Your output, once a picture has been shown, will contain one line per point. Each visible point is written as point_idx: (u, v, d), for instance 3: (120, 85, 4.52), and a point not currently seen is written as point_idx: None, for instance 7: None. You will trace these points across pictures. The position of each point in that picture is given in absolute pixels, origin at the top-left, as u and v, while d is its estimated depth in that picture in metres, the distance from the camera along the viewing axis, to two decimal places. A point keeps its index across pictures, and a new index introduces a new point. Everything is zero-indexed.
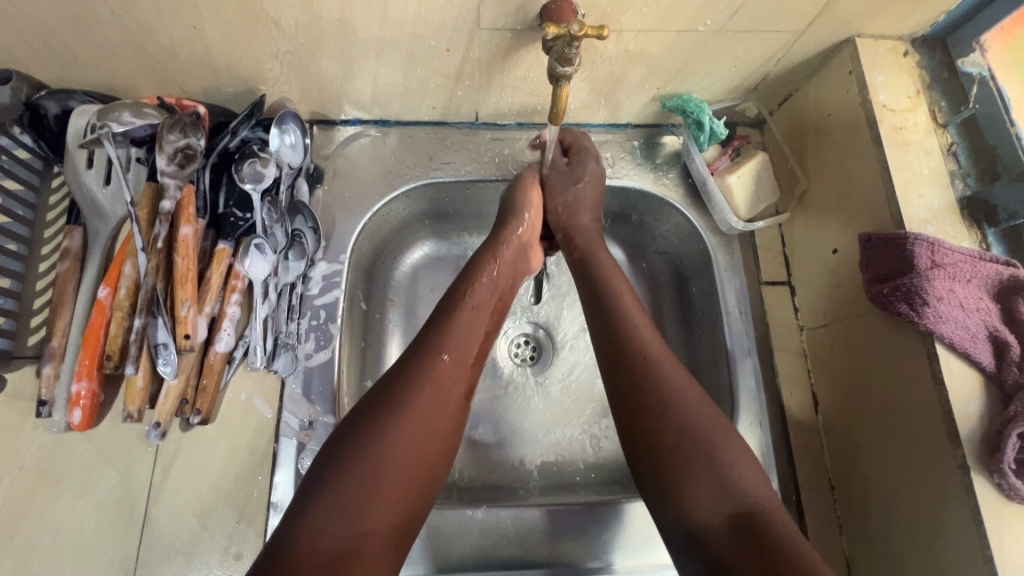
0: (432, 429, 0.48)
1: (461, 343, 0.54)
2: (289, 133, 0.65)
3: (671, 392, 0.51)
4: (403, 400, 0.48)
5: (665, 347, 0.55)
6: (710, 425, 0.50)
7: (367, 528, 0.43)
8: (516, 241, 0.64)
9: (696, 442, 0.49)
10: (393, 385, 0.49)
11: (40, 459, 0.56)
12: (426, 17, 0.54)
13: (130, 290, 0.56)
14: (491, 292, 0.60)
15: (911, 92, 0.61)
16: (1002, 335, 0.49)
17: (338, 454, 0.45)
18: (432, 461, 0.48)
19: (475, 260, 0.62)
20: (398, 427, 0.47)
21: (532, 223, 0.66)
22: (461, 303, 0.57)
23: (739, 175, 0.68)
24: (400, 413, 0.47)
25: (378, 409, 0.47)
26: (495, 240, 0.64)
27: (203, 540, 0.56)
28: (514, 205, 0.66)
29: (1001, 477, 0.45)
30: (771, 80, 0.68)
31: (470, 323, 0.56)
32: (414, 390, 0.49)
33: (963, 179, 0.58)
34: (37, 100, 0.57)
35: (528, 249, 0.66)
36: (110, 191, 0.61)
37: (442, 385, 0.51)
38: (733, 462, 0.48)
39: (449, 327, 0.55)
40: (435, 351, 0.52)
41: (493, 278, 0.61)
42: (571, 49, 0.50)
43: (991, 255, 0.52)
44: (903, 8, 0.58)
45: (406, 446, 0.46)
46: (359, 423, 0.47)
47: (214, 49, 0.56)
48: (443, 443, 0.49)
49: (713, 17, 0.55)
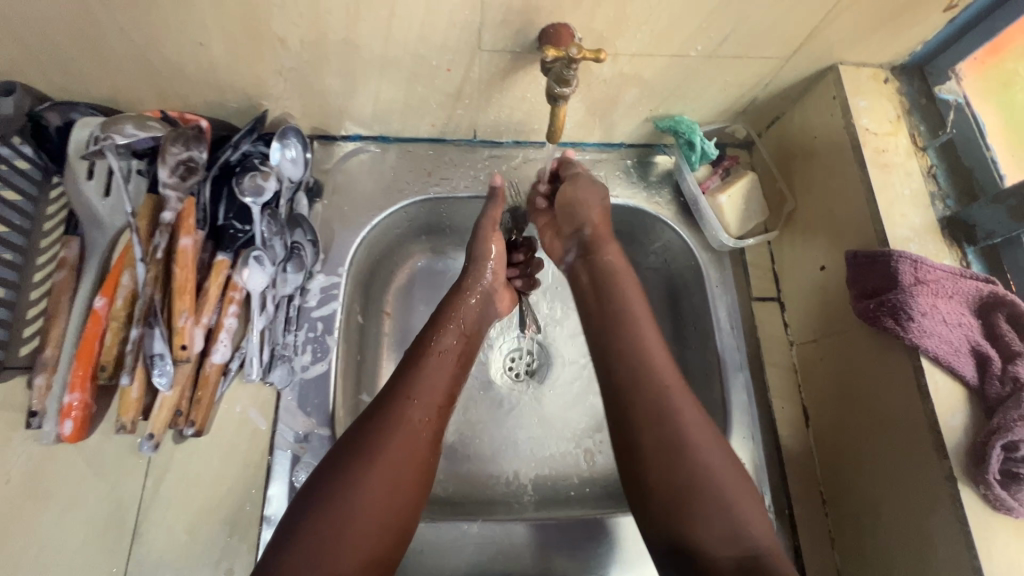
0: (402, 477, 0.48)
1: (431, 387, 0.54)
2: (290, 147, 0.66)
3: (655, 424, 0.50)
4: (372, 450, 0.48)
5: (683, 382, 0.53)
6: (721, 466, 0.49)
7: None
8: (482, 289, 0.65)
9: (705, 485, 0.48)
10: (359, 433, 0.49)
11: (28, 473, 0.55)
12: (428, 38, 0.56)
13: (127, 300, 0.56)
14: (458, 337, 0.60)
15: (892, 116, 0.64)
16: (984, 349, 0.51)
17: (305, 507, 0.45)
18: (402, 510, 0.47)
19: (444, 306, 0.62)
20: (366, 477, 0.46)
21: (498, 264, 0.67)
22: (428, 348, 0.57)
23: (730, 194, 0.70)
24: (369, 463, 0.47)
25: (344, 460, 0.47)
26: (460, 288, 0.64)
27: (194, 554, 0.55)
28: (478, 252, 0.66)
29: (987, 487, 0.47)
30: (759, 104, 0.70)
31: (437, 368, 0.56)
32: (382, 439, 0.48)
33: (943, 200, 0.61)
34: (39, 112, 0.58)
35: (492, 294, 0.67)
36: (110, 203, 0.61)
37: (411, 431, 0.50)
38: (745, 504, 0.48)
39: (416, 372, 0.54)
40: (404, 397, 0.52)
41: (459, 323, 0.61)
42: (570, 70, 0.52)
43: (971, 272, 0.54)
44: (882, 38, 0.61)
45: (375, 494, 0.46)
46: (329, 475, 0.47)
47: (220, 65, 0.57)
48: (409, 494, 0.48)
49: (704, 43, 0.58)
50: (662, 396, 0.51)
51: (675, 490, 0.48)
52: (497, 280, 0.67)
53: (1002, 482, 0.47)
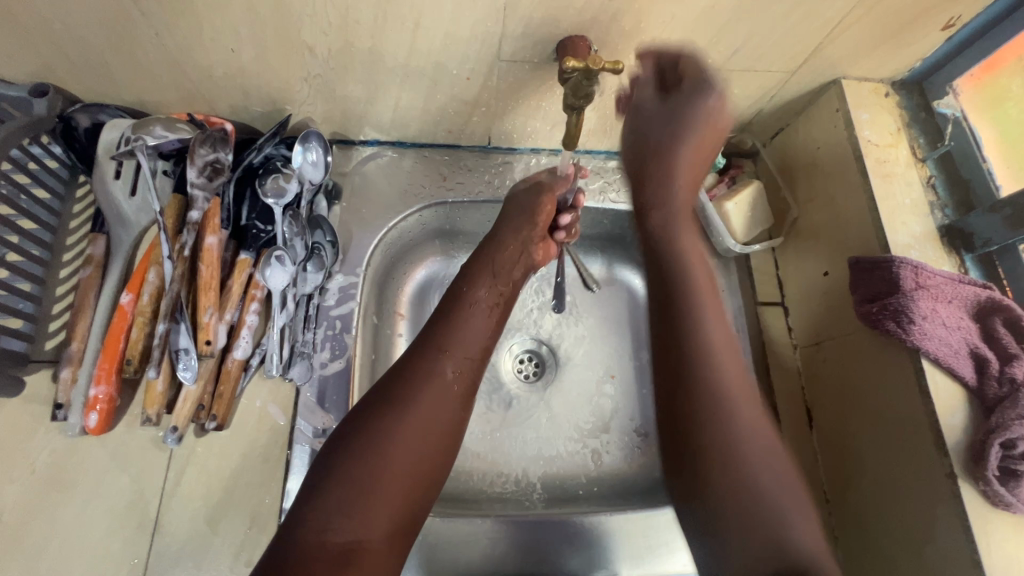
0: (433, 428, 0.50)
1: (465, 341, 0.56)
2: (312, 150, 0.68)
3: (733, 421, 0.49)
4: (405, 399, 0.50)
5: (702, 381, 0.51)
6: (782, 485, 0.47)
7: (370, 523, 0.44)
8: (518, 243, 0.66)
9: (769, 500, 0.46)
10: (396, 383, 0.51)
11: (51, 464, 0.56)
12: (451, 47, 0.58)
13: (153, 297, 0.58)
14: (496, 292, 0.62)
15: (892, 129, 0.66)
16: (982, 351, 0.53)
17: (340, 453, 0.47)
18: (434, 461, 0.49)
19: (480, 258, 0.64)
20: (400, 426, 0.48)
21: (546, 221, 0.68)
22: (463, 304, 0.59)
23: (736, 202, 0.72)
24: (402, 412, 0.49)
25: (382, 408, 0.49)
26: (499, 240, 0.65)
27: (213, 545, 0.56)
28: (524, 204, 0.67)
29: (987, 484, 0.49)
30: (765, 115, 0.73)
31: (472, 325, 0.57)
32: (414, 390, 0.50)
33: (942, 209, 0.63)
34: (71, 113, 0.60)
35: (529, 246, 0.67)
36: (136, 202, 0.63)
37: (444, 382, 0.52)
38: (794, 515, 0.45)
39: (450, 327, 0.56)
40: (437, 349, 0.54)
41: (494, 280, 0.62)
42: (587, 82, 0.54)
43: (969, 278, 0.56)
44: (883, 55, 0.64)
45: (406, 444, 0.48)
46: (360, 423, 0.48)
47: (248, 71, 0.59)
48: (440, 445, 0.50)
49: (714, 56, 0.61)
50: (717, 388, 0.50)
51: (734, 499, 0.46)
52: (537, 230, 0.67)
53: (1001, 479, 0.49)
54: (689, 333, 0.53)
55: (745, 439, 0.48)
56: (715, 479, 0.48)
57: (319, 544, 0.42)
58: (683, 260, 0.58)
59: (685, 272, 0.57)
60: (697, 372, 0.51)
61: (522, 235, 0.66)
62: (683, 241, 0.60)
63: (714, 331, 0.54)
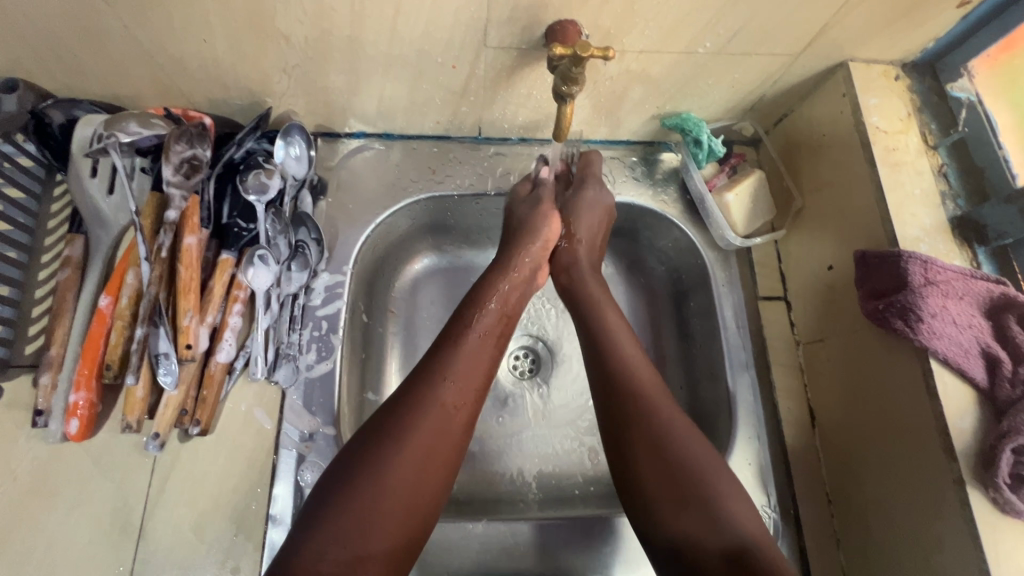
0: (433, 456, 0.48)
1: (469, 369, 0.53)
2: (294, 145, 0.65)
3: (668, 432, 0.50)
4: (405, 427, 0.48)
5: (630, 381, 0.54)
6: (718, 472, 0.49)
7: (366, 552, 0.43)
8: (528, 267, 0.64)
9: (709, 485, 0.47)
10: (398, 410, 0.49)
11: (34, 471, 0.55)
12: (434, 34, 0.55)
13: (132, 299, 0.56)
14: (499, 315, 0.59)
15: (903, 115, 0.63)
16: (994, 351, 0.51)
17: (338, 481, 0.45)
18: (434, 487, 0.47)
19: (483, 282, 0.61)
20: (400, 456, 0.46)
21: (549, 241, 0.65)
22: (468, 328, 0.56)
23: (736, 192, 0.70)
24: (403, 443, 0.47)
25: (382, 437, 0.47)
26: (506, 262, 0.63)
27: (200, 552, 0.55)
28: (532, 230, 0.65)
29: (997, 491, 0.47)
30: (768, 101, 0.70)
31: (477, 350, 0.55)
32: (415, 418, 0.48)
33: (954, 200, 0.60)
34: (43, 109, 0.57)
35: (538, 268, 0.65)
36: (113, 201, 0.60)
37: (444, 410, 0.50)
38: (727, 499, 0.47)
39: (455, 352, 0.54)
40: (439, 377, 0.52)
41: (500, 303, 0.59)
42: (576, 69, 0.52)
43: (982, 273, 0.54)
44: (893, 35, 0.60)
45: (405, 474, 0.46)
46: (359, 452, 0.47)
47: (223, 62, 0.57)
48: (438, 473, 0.48)
49: (713, 40, 0.57)
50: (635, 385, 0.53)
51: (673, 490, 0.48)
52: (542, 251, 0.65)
53: (1012, 486, 0.47)
54: (626, 379, 0.54)
55: (676, 437, 0.50)
56: (664, 512, 0.47)
57: (316, 572, 0.41)
58: (594, 303, 0.61)
59: (608, 331, 0.58)
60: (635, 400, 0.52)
61: (529, 260, 0.64)
62: (592, 288, 0.63)
63: (650, 383, 0.54)
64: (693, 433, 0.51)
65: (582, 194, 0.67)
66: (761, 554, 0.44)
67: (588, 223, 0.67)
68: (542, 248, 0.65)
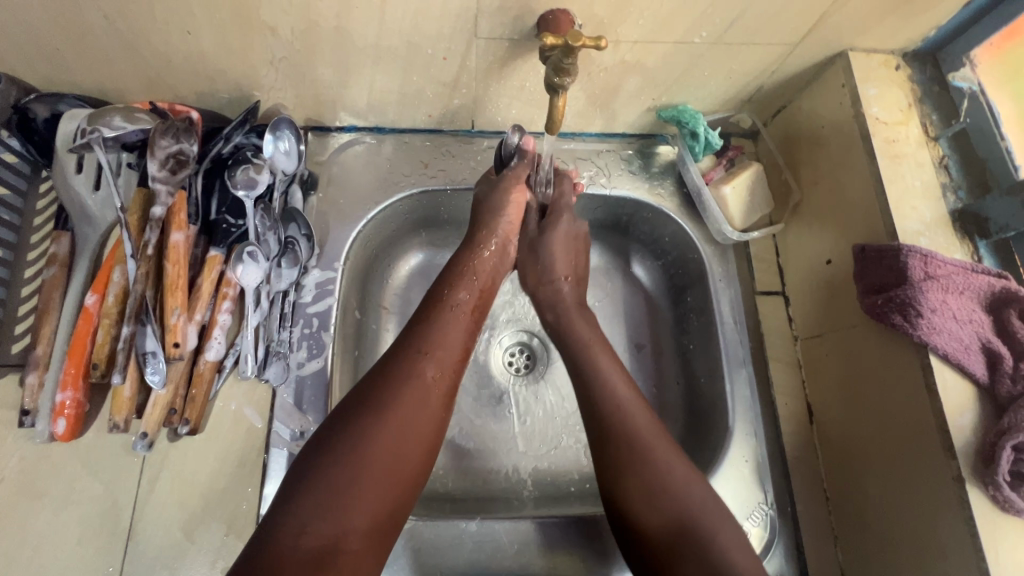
0: (414, 430, 0.47)
1: (444, 344, 0.53)
2: (283, 139, 0.64)
3: (656, 461, 0.50)
4: (384, 401, 0.47)
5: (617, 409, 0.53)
6: (713, 514, 0.48)
7: (347, 526, 0.42)
8: (495, 245, 0.64)
9: (704, 529, 0.47)
10: (376, 385, 0.49)
11: (22, 471, 0.55)
12: (423, 25, 0.54)
13: (119, 297, 0.55)
14: (473, 292, 0.59)
15: (903, 105, 0.62)
16: (995, 346, 0.50)
17: (316, 455, 0.44)
18: (416, 462, 0.47)
19: (455, 262, 0.61)
20: (378, 430, 0.46)
21: (516, 216, 0.65)
22: (441, 305, 0.56)
23: (734, 185, 0.69)
24: (380, 417, 0.46)
25: (361, 411, 0.47)
26: (473, 242, 0.63)
27: (190, 552, 0.55)
28: (492, 205, 0.64)
29: (996, 489, 0.46)
30: (765, 92, 0.68)
31: (451, 325, 0.55)
32: (394, 392, 0.48)
33: (955, 192, 0.59)
34: (26, 104, 0.56)
35: (507, 247, 0.65)
36: (99, 197, 0.59)
37: (423, 384, 0.50)
38: (724, 539, 0.46)
39: (430, 327, 0.54)
40: (417, 353, 0.51)
41: (473, 281, 0.60)
42: (568, 59, 0.50)
43: (983, 267, 0.53)
44: (894, 24, 0.59)
45: (385, 448, 0.45)
46: (338, 426, 0.46)
47: (209, 55, 0.56)
48: (421, 447, 0.48)
49: (709, 29, 0.56)
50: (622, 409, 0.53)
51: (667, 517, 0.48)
52: (509, 229, 0.65)
53: (1011, 484, 0.46)
54: (597, 377, 0.56)
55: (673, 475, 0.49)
56: (635, 505, 0.49)
57: (295, 543, 0.40)
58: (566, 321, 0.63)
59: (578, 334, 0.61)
60: (620, 425, 0.52)
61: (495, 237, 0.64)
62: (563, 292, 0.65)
63: (624, 391, 0.55)
64: (692, 478, 0.50)
65: (557, 229, 0.66)
66: None
67: (565, 258, 0.66)
68: (509, 229, 0.65)
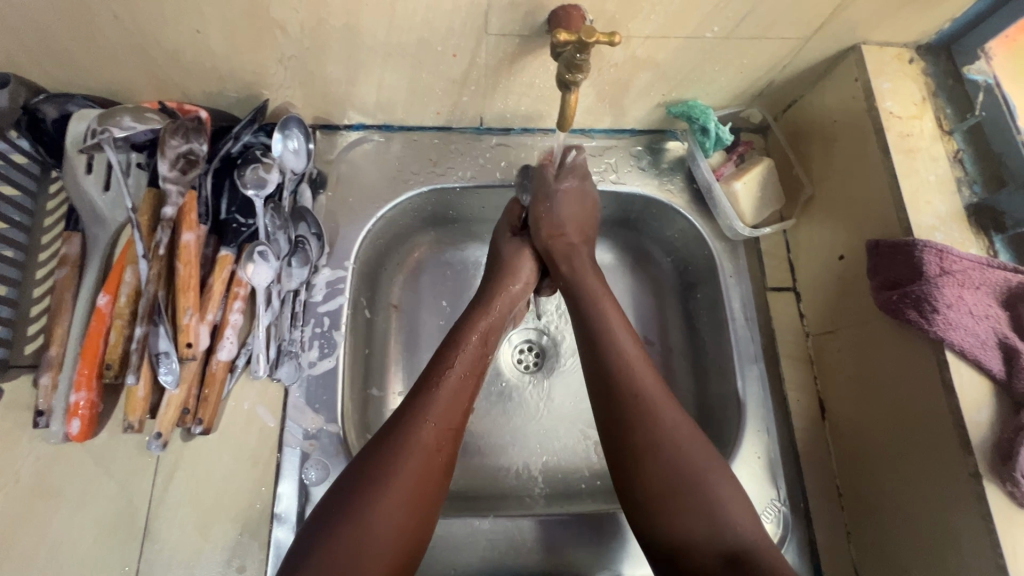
0: (416, 499, 0.47)
1: (449, 407, 0.53)
2: (292, 138, 0.64)
3: (666, 439, 0.50)
4: (388, 471, 0.47)
5: (641, 385, 0.53)
6: (715, 471, 0.49)
7: None
8: (507, 300, 0.63)
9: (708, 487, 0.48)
10: (377, 453, 0.48)
11: (38, 472, 0.55)
12: (433, 21, 0.53)
13: (130, 298, 0.55)
14: (479, 350, 0.58)
15: (916, 99, 0.61)
16: (1011, 342, 0.50)
17: (321, 529, 0.44)
18: (416, 527, 0.47)
19: (464, 319, 0.60)
20: (381, 502, 0.45)
21: (528, 277, 0.66)
22: (449, 366, 0.55)
23: (744, 181, 0.68)
24: (384, 490, 0.46)
25: (364, 482, 0.46)
26: (486, 299, 0.63)
27: (205, 552, 0.55)
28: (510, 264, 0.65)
29: (1014, 485, 0.46)
30: (777, 87, 0.68)
31: (456, 388, 0.54)
32: (396, 463, 0.47)
33: (970, 186, 0.59)
34: (35, 105, 0.56)
35: (516, 299, 0.64)
36: (110, 197, 0.59)
37: (428, 451, 0.49)
38: (725, 494, 0.48)
39: (434, 392, 0.53)
40: (420, 418, 0.51)
41: (481, 338, 0.59)
42: (580, 56, 0.50)
43: (998, 262, 0.53)
44: (908, 16, 0.58)
45: (388, 519, 0.45)
46: (343, 495, 0.46)
47: (219, 54, 0.55)
48: (424, 511, 0.48)
49: (721, 23, 0.55)
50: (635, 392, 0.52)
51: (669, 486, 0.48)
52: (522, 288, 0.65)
53: None
54: (623, 372, 0.54)
55: (683, 453, 0.49)
56: (649, 474, 0.49)
57: None
58: (600, 316, 0.58)
59: (615, 348, 0.55)
60: (635, 412, 0.51)
61: (511, 293, 0.64)
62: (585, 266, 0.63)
63: (642, 372, 0.54)
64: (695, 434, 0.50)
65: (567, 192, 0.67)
66: (762, 556, 0.45)
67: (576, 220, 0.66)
68: (522, 287, 0.65)
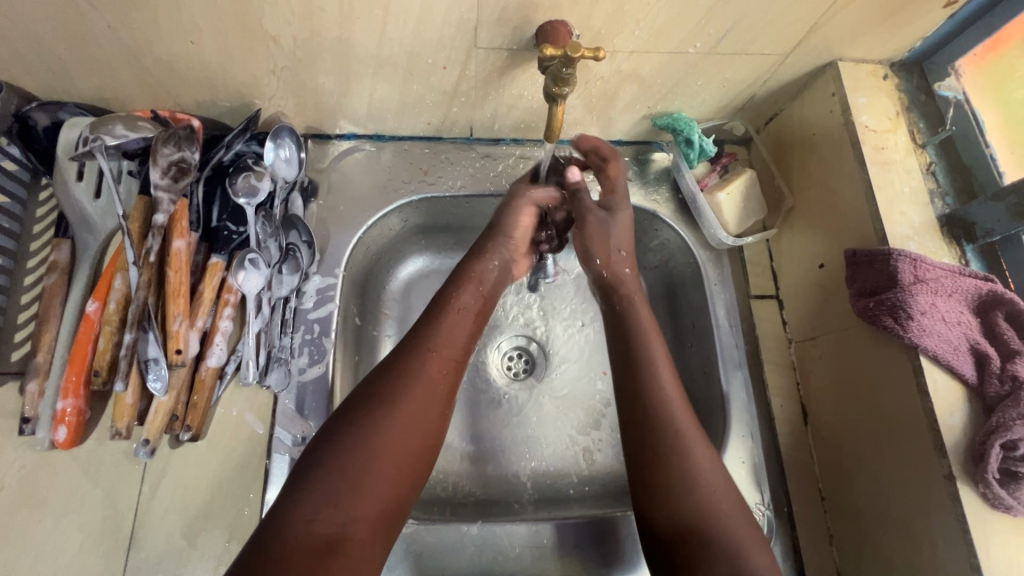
0: (420, 426, 0.47)
1: (448, 342, 0.53)
2: (284, 147, 0.65)
3: (695, 478, 0.49)
4: (393, 391, 0.48)
5: (680, 414, 0.53)
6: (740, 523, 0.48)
7: (355, 515, 0.43)
8: (503, 255, 0.63)
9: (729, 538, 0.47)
10: (381, 378, 0.49)
11: (22, 481, 0.55)
12: (424, 36, 0.55)
13: (120, 304, 0.55)
14: (478, 296, 0.58)
15: (891, 114, 0.63)
16: (983, 348, 0.52)
17: (325, 450, 0.45)
18: (419, 450, 0.47)
19: (462, 266, 0.61)
20: (387, 421, 0.46)
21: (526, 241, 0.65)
22: (449, 304, 0.56)
23: (728, 192, 0.70)
24: (391, 406, 0.47)
25: (371, 401, 0.47)
26: (479, 249, 0.62)
27: (191, 558, 0.55)
28: (506, 223, 0.63)
29: (986, 486, 0.47)
30: (759, 100, 0.70)
31: (455, 326, 0.55)
32: (403, 383, 0.49)
33: (943, 198, 0.61)
34: (27, 112, 0.56)
35: (512, 262, 0.64)
36: (100, 205, 0.59)
37: (430, 381, 0.50)
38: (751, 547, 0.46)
39: (435, 325, 0.54)
40: (423, 348, 0.52)
41: (479, 284, 0.59)
42: (567, 69, 0.51)
43: (970, 270, 0.54)
44: (882, 34, 0.60)
45: (391, 440, 0.46)
46: (351, 411, 0.47)
47: (212, 65, 0.56)
48: (423, 445, 0.48)
49: (703, 40, 0.57)
50: (662, 404, 0.53)
51: (692, 524, 0.48)
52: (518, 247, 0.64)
53: (1001, 481, 0.47)
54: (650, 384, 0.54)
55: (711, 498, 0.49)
56: (672, 493, 0.49)
57: (303, 536, 0.41)
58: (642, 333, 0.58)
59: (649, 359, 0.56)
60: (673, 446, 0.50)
61: (505, 251, 0.63)
62: (642, 315, 0.60)
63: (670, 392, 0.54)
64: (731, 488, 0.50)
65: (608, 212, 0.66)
66: None
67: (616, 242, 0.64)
68: (514, 244, 0.64)
